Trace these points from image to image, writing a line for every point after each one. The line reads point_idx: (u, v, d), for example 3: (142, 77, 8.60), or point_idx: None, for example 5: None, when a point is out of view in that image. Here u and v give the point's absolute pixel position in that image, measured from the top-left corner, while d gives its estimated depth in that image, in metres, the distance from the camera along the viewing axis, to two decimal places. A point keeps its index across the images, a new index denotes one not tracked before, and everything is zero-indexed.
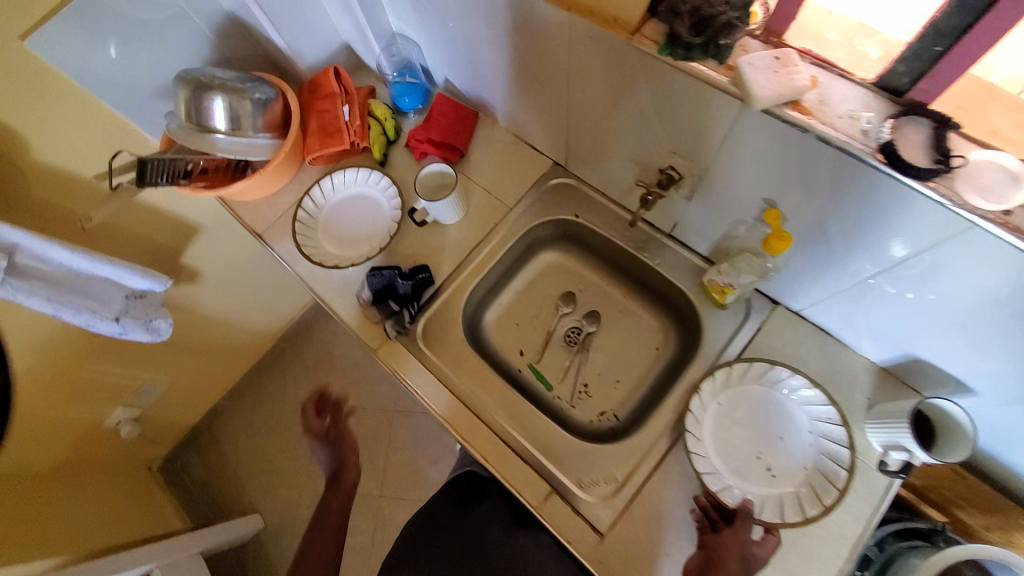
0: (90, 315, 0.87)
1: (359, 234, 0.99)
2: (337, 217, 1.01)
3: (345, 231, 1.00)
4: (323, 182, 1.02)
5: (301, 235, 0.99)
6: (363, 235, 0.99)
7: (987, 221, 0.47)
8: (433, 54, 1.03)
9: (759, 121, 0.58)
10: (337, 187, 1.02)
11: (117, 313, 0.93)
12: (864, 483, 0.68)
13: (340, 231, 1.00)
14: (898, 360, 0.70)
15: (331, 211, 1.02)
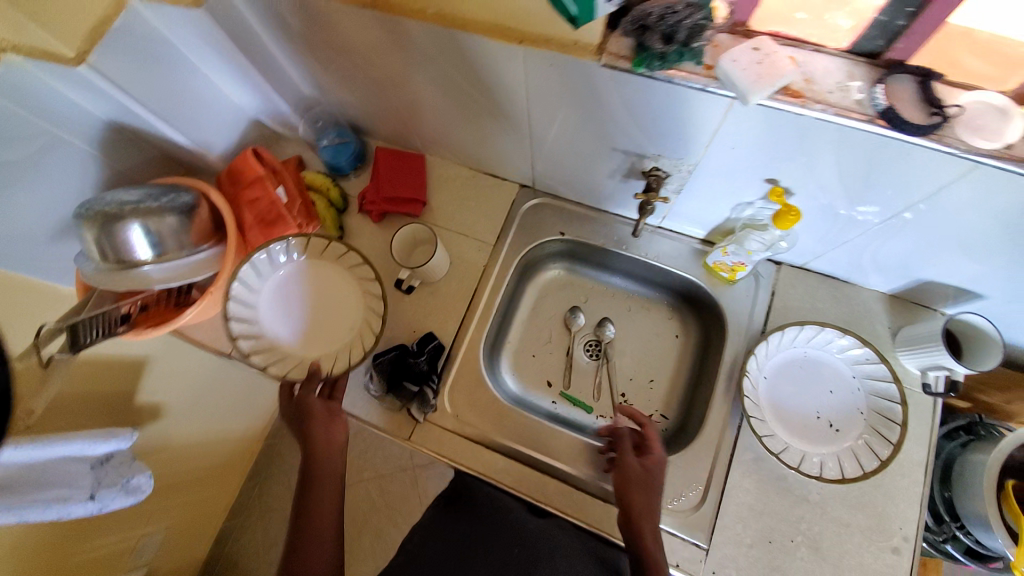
0: (61, 505, 0.72)
1: (323, 337, 0.87)
2: (287, 314, 0.88)
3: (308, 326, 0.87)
4: (247, 277, 0.90)
5: (256, 353, 0.86)
6: (333, 324, 0.87)
7: (991, 159, 0.49)
8: (356, 107, 0.94)
9: (752, 114, 0.56)
10: (270, 277, 0.91)
11: (90, 489, 0.78)
12: (915, 407, 0.75)
13: (302, 330, 0.87)
14: (906, 285, 0.76)
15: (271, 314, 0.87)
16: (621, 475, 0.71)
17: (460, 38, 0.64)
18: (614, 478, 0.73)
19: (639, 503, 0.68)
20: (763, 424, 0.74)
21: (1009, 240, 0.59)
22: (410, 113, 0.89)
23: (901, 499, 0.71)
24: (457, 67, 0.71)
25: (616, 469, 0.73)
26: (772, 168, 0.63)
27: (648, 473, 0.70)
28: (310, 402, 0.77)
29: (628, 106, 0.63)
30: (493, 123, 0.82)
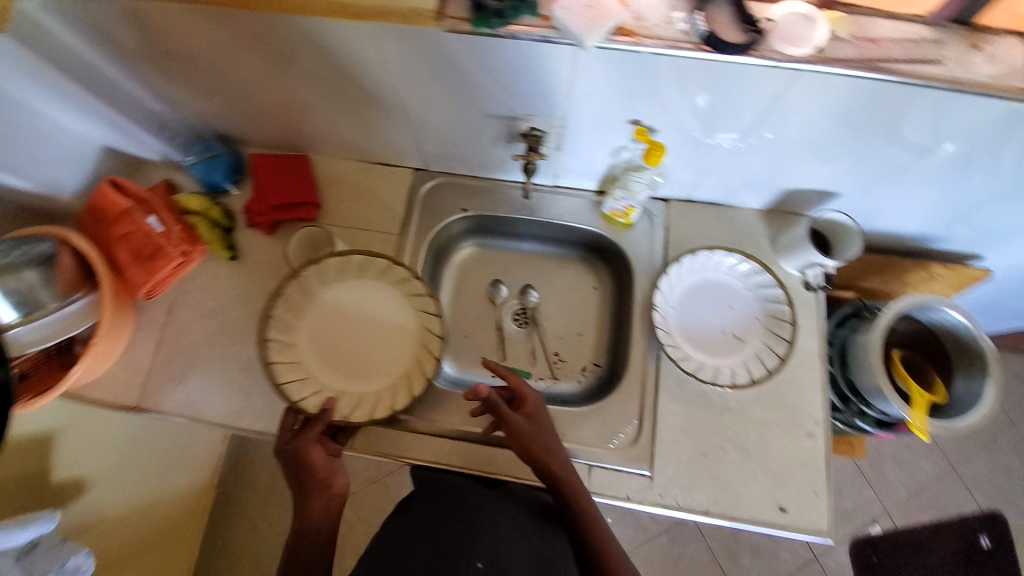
0: None
1: (357, 370, 0.80)
2: (378, 315, 0.83)
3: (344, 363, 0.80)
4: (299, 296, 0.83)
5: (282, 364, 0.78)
6: (367, 362, 0.80)
7: (807, 64, 0.54)
8: (220, 118, 0.88)
9: (596, 57, 0.58)
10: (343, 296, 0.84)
11: None
12: (803, 304, 0.82)
13: (331, 363, 0.80)
14: (776, 198, 0.83)
15: (355, 311, 0.82)
16: (514, 434, 0.72)
17: (302, 24, 0.62)
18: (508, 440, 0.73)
19: (541, 449, 0.71)
20: (678, 349, 0.79)
21: (842, 136, 0.65)
22: (279, 114, 0.85)
23: (807, 388, 0.79)
24: (309, 57, 0.69)
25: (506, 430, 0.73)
26: (632, 108, 0.66)
27: (537, 422, 0.73)
28: (313, 452, 0.71)
29: (485, 70, 0.64)
30: (365, 110, 0.80)
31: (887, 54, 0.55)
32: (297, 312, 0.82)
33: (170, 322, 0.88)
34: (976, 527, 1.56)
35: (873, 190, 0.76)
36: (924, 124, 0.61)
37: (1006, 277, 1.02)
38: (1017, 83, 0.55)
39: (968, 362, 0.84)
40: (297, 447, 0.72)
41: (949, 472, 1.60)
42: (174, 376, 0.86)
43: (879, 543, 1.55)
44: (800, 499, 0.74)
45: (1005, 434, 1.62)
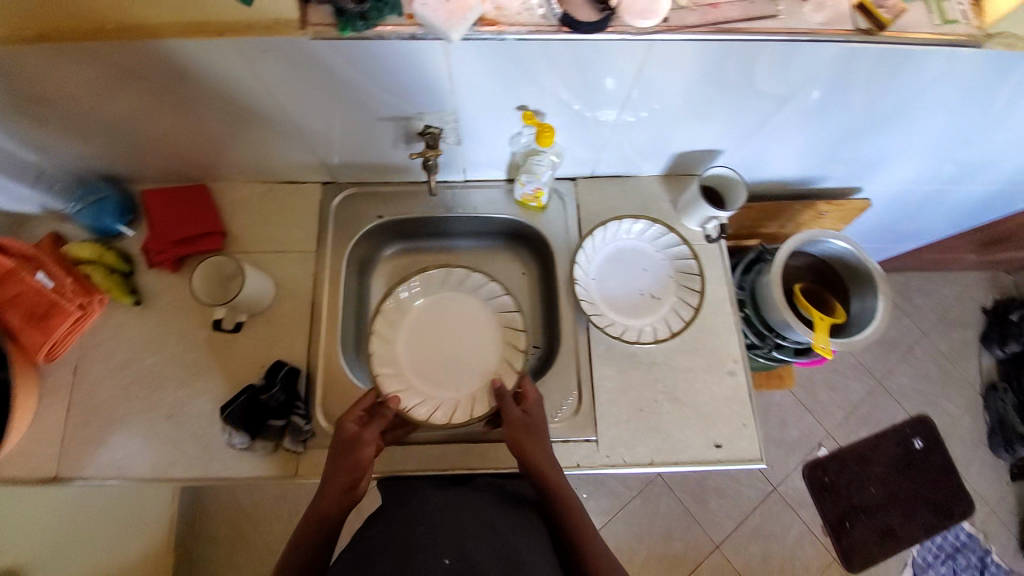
0: None
1: (440, 377, 0.85)
2: (460, 328, 0.88)
3: (434, 368, 0.85)
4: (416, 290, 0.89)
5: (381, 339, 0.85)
6: (455, 368, 0.86)
7: (658, 34, 0.58)
8: (100, 159, 0.83)
9: (467, 49, 0.60)
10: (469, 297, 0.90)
11: None
12: (708, 256, 0.89)
13: (421, 370, 0.85)
14: (669, 162, 0.89)
15: (438, 317, 0.89)
16: (511, 430, 0.74)
17: (163, 48, 0.60)
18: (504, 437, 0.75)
19: (529, 442, 0.73)
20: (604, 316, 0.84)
21: (710, 96, 0.71)
22: (165, 146, 0.81)
23: (722, 332, 0.86)
24: (182, 82, 0.66)
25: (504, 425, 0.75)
26: (516, 94, 0.69)
27: (530, 416, 0.76)
28: (362, 451, 0.70)
29: (364, 74, 0.64)
30: (257, 130, 0.78)
31: (726, 18, 0.59)
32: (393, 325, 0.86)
33: (79, 383, 0.83)
34: (908, 432, 1.74)
35: (751, 142, 0.83)
36: (776, 75, 0.67)
37: (884, 204, 1.15)
38: (844, 27, 0.62)
39: (857, 284, 0.93)
40: (346, 437, 0.71)
41: (877, 387, 1.77)
42: (93, 439, 0.80)
43: (829, 464, 1.69)
44: (731, 433, 0.81)
45: (918, 345, 1.81)
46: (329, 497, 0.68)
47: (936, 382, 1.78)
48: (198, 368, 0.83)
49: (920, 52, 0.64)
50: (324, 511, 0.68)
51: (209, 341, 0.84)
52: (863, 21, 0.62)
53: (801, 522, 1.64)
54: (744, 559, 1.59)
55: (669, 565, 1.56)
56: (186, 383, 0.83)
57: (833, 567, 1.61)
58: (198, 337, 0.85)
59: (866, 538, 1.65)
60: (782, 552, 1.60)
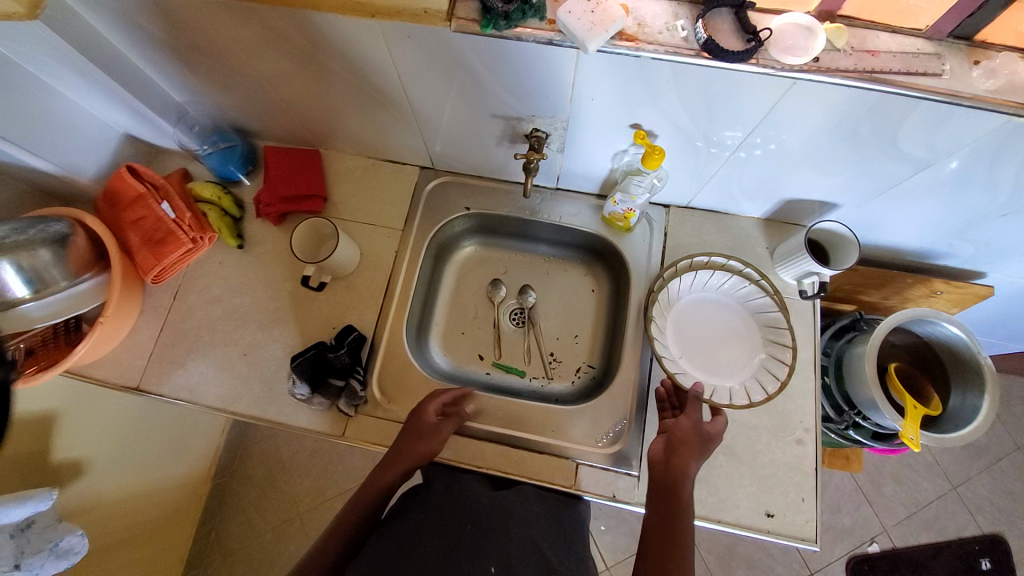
0: None
1: (704, 360, 0.82)
2: (732, 330, 0.84)
3: (699, 352, 0.83)
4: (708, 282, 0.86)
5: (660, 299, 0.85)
6: (727, 363, 0.82)
7: (804, 73, 0.55)
8: (235, 111, 0.91)
9: (598, 60, 0.59)
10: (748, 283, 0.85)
11: (15, 559, 0.87)
12: (797, 312, 0.84)
13: (682, 340, 0.84)
14: (774, 207, 0.85)
15: (713, 310, 0.85)
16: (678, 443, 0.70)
17: (316, 20, 0.64)
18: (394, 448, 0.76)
19: (681, 478, 0.68)
20: (783, 351, 0.81)
21: (842, 146, 0.66)
22: (293, 109, 0.87)
23: (797, 395, 0.80)
24: (322, 53, 0.71)
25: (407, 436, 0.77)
26: (633, 112, 0.68)
27: (425, 434, 0.76)
28: (430, 442, 0.75)
29: (491, 71, 0.66)
30: (377, 108, 0.82)
31: (885, 67, 0.55)
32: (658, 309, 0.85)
33: (175, 307, 0.91)
34: (978, 550, 1.54)
35: (873, 202, 0.77)
36: (923, 136, 0.62)
37: (1008, 296, 1.02)
38: (1016, 98, 0.54)
39: (963, 377, 0.83)
40: (421, 424, 0.77)
41: (951, 493, 1.58)
42: (175, 360, 0.88)
43: (878, 562, 1.53)
44: (787, 504, 0.76)
45: (1009, 458, 1.60)
46: (391, 474, 0.74)
47: None
48: (277, 316, 0.89)
49: None
50: (382, 485, 0.74)
51: (291, 293, 0.90)
52: None
53: None
54: None
55: None
56: (264, 327, 0.88)
57: None
58: (282, 287, 0.90)
59: None
60: None
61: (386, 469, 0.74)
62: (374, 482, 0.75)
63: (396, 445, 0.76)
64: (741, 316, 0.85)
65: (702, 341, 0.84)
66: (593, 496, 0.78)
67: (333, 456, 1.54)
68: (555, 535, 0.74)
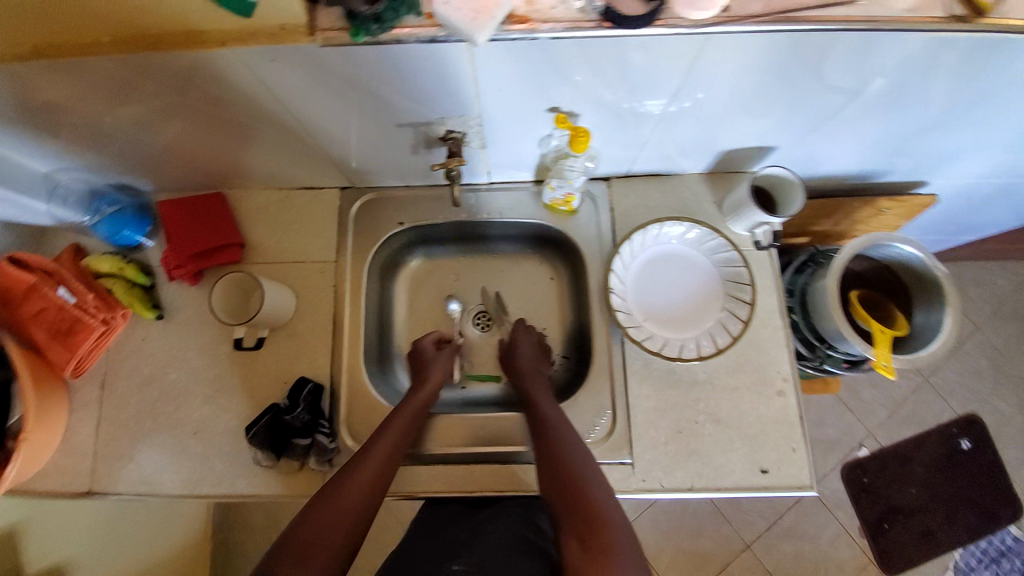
0: None
1: (672, 321, 0.80)
2: (697, 286, 0.81)
3: (665, 312, 0.81)
4: (670, 237, 0.82)
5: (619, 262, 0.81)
6: (694, 316, 0.80)
7: (715, 27, 0.50)
8: (113, 169, 0.79)
9: (494, 49, 0.53)
10: (704, 241, 0.82)
11: None
12: (756, 265, 0.82)
13: (648, 304, 0.81)
14: (714, 160, 0.81)
15: (677, 267, 0.82)
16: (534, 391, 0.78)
17: (162, 61, 0.55)
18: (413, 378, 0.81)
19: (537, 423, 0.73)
20: (743, 290, 0.79)
21: (770, 89, 0.62)
22: (179, 155, 0.77)
23: (771, 347, 0.79)
24: (184, 91, 0.61)
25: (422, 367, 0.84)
26: (548, 95, 0.62)
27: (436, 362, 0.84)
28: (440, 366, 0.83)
29: (382, 81, 0.58)
30: (274, 139, 0.74)
31: (796, 5, 0.51)
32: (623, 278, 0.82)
33: (107, 398, 0.82)
34: (956, 432, 1.65)
35: (810, 137, 0.74)
36: (848, 66, 0.58)
37: (951, 198, 1.03)
38: (934, 14, 0.52)
39: (924, 292, 0.84)
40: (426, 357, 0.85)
41: (923, 384, 1.68)
42: (123, 455, 0.80)
43: (868, 465, 1.63)
44: (779, 457, 0.76)
45: (969, 341, 1.70)
46: (411, 406, 0.76)
47: (990, 381, 1.68)
48: (221, 385, 0.82)
49: (1018, 39, 0.55)
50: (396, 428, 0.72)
51: (230, 356, 0.83)
52: (959, 7, 0.53)
53: (835, 522, 1.60)
54: (775, 558, 1.58)
55: (695, 562, 1.58)
56: (210, 399, 0.81)
57: (869, 570, 1.58)
58: (218, 351, 0.83)
59: (905, 539, 1.60)
60: (815, 554, 1.59)
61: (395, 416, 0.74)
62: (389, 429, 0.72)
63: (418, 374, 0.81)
64: (702, 269, 0.82)
65: (660, 296, 0.81)
66: None
67: None
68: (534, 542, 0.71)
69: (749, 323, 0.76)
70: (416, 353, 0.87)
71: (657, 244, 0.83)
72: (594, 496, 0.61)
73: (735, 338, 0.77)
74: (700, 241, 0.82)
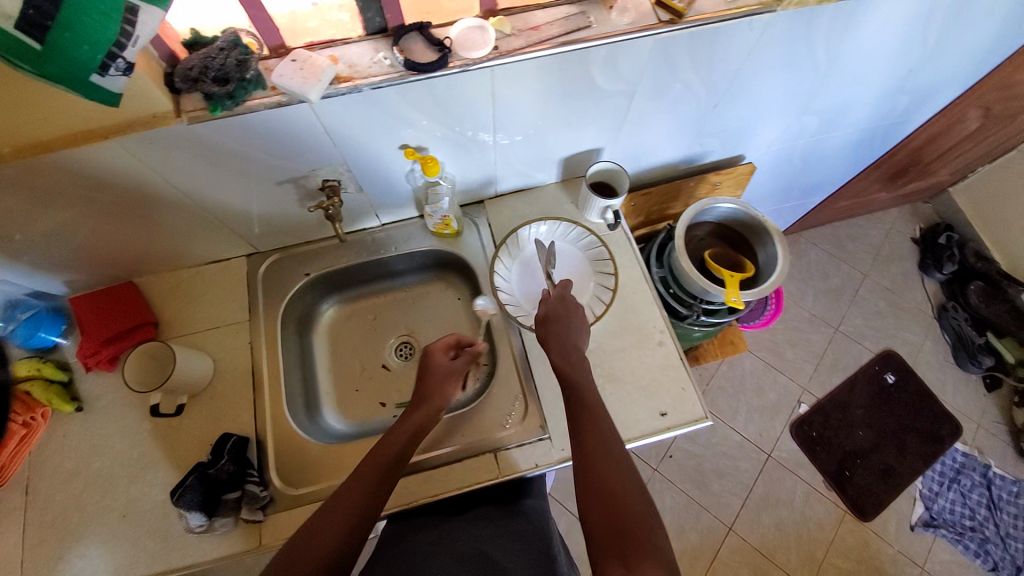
0: None
1: None
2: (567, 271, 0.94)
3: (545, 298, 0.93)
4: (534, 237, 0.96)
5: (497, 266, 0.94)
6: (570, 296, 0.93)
7: (491, 59, 0.67)
8: (21, 277, 0.85)
9: (331, 105, 0.67)
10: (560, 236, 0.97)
11: None
12: (615, 243, 0.97)
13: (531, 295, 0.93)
14: (559, 169, 0.98)
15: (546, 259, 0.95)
16: (579, 382, 0.75)
17: (55, 162, 0.65)
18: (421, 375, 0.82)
19: (584, 419, 0.71)
20: (605, 264, 0.93)
21: (566, 101, 0.79)
22: (85, 252, 0.84)
23: (643, 307, 0.92)
24: (78, 190, 0.71)
25: (431, 367, 0.82)
26: (395, 136, 0.77)
27: (443, 368, 0.82)
28: (447, 382, 0.80)
29: (252, 147, 0.71)
30: (170, 221, 0.83)
31: (549, 35, 0.69)
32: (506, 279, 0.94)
33: (31, 503, 0.81)
34: (879, 369, 1.81)
35: (623, 135, 0.92)
36: (612, 73, 0.76)
37: (773, 166, 1.25)
38: (648, 22, 0.71)
39: (758, 237, 1.01)
40: (434, 362, 0.82)
41: (837, 334, 1.85)
42: (49, 559, 0.78)
43: (813, 419, 1.74)
44: (673, 399, 0.86)
45: (861, 287, 1.92)
46: (419, 416, 0.76)
47: (890, 318, 1.88)
48: (149, 460, 0.84)
49: (724, 25, 0.73)
50: (404, 439, 0.74)
51: (156, 431, 0.85)
52: (663, 14, 0.71)
53: (802, 481, 1.67)
54: (759, 533, 1.61)
55: (687, 558, 1.58)
56: (140, 476, 0.83)
57: (846, 521, 1.63)
58: (145, 428, 0.86)
59: (868, 481, 1.68)
60: (794, 518, 1.63)
61: (420, 405, 0.78)
62: (401, 432, 0.74)
63: (426, 378, 0.81)
64: (573, 255, 0.96)
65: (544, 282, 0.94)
66: (519, 473, 0.81)
67: None
68: (517, 544, 0.76)
69: (616, 290, 0.90)
70: (426, 360, 0.83)
71: (524, 246, 0.96)
72: (603, 445, 0.67)
73: (607, 304, 0.89)
74: (564, 233, 0.97)
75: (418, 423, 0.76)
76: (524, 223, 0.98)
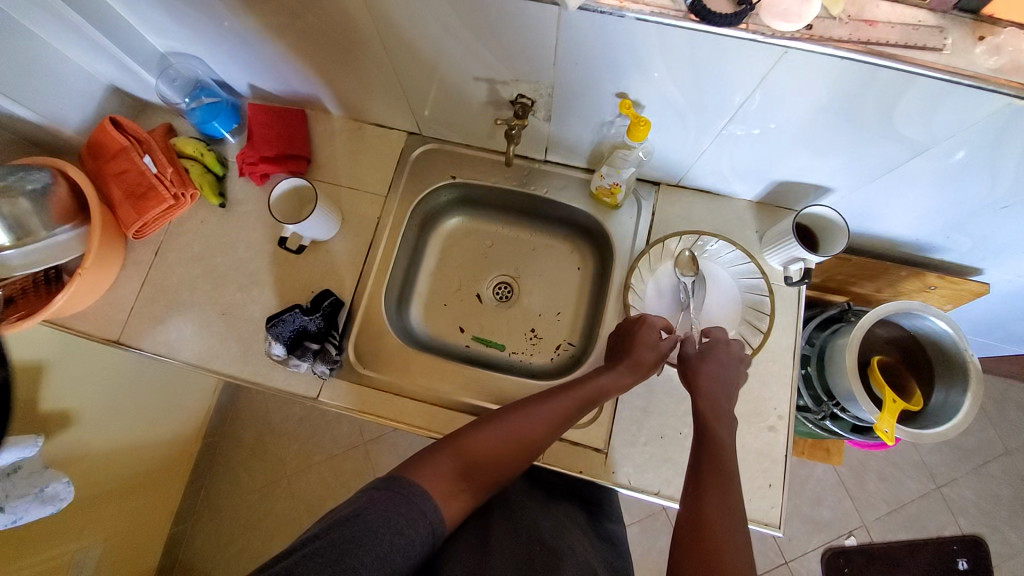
0: None
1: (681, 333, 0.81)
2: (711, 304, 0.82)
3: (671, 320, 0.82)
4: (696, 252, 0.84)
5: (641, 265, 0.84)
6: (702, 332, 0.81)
7: (796, 41, 0.52)
8: (219, 64, 0.87)
9: (579, 20, 0.57)
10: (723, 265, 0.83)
11: None
12: (781, 298, 0.82)
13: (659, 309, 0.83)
14: (766, 189, 0.82)
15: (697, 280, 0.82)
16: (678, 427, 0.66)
17: None
18: (623, 332, 0.76)
19: (709, 486, 0.58)
20: (759, 318, 0.80)
21: (838, 124, 0.63)
22: (276, 64, 0.84)
23: (774, 383, 0.79)
24: (298, 11, 0.69)
25: (641, 333, 0.74)
26: (619, 81, 0.66)
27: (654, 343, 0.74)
28: (647, 360, 0.73)
29: (474, 29, 0.63)
30: (361, 70, 0.79)
31: (882, 37, 0.53)
32: (642, 281, 0.83)
33: (157, 264, 0.90)
34: (955, 550, 1.55)
35: (868, 188, 0.74)
36: (920, 119, 0.58)
37: (1007, 297, 0.99)
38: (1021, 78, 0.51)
39: (950, 376, 0.81)
40: (650, 336, 0.74)
41: (934, 492, 1.59)
42: (154, 317, 0.87)
43: (853, 556, 1.55)
44: (753, 489, 0.74)
45: (995, 460, 1.60)
46: (610, 378, 0.71)
47: (1007, 509, 1.57)
48: (257, 278, 0.88)
49: None
50: (590, 390, 0.70)
51: (271, 256, 0.89)
52: None
53: None
54: None
55: None
56: (245, 288, 0.88)
57: None
58: (263, 249, 0.90)
59: None
60: None
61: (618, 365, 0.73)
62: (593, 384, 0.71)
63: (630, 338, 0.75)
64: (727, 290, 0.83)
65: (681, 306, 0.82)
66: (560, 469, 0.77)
67: (321, 422, 1.49)
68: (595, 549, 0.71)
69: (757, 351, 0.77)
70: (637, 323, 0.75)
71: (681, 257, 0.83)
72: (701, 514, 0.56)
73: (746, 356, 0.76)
74: (731, 263, 0.83)
75: (607, 383, 0.71)
76: (693, 229, 0.85)
